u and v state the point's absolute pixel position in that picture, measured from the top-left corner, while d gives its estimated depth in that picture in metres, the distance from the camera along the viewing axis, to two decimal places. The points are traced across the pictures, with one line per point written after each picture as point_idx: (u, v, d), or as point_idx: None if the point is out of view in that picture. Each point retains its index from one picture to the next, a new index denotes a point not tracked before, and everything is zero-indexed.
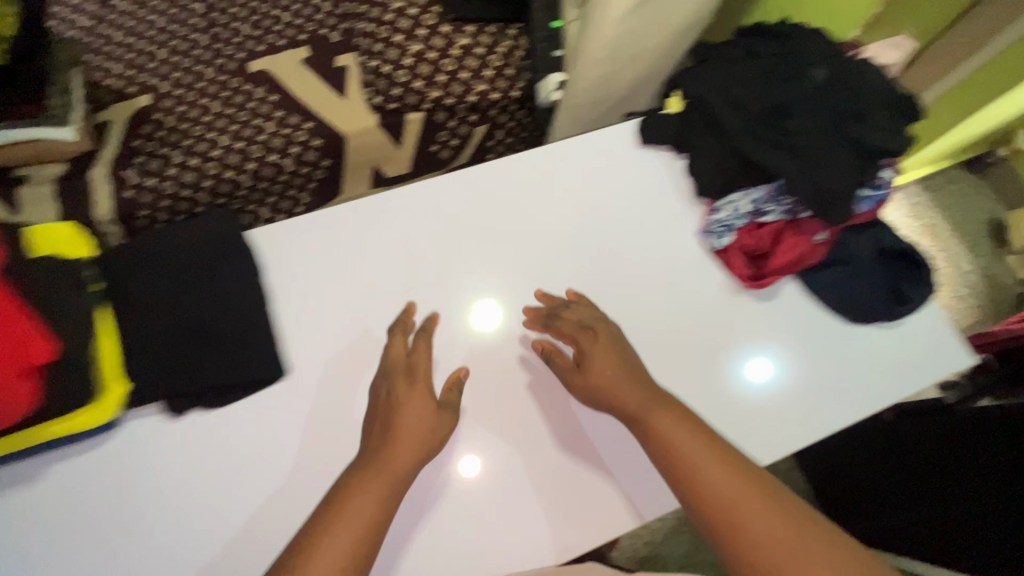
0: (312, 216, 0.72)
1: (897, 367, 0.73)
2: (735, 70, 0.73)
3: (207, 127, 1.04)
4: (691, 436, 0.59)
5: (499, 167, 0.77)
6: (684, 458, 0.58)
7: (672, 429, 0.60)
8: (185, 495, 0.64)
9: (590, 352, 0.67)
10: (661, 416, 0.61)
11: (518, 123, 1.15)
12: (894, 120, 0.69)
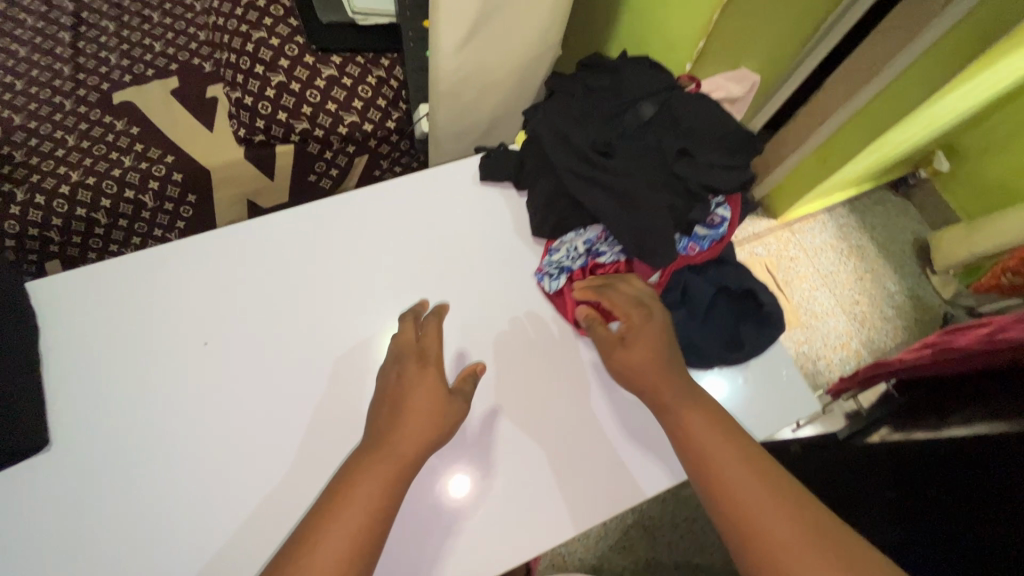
0: (110, 264, 0.67)
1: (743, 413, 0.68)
2: (570, 106, 0.70)
3: (58, 161, 0.97)
4: (721, 435, 0.55)
5: (327, 210, 0.73)
6: (708, 457, 0.53)
7: (697, 419, 0.56)
8: (145, 521, 0.59)
9: (639, 322, 0.62)
10: (694, 409, 0.56)
11: (403, 153, 1.11)
12: (728, 155, 0.66)
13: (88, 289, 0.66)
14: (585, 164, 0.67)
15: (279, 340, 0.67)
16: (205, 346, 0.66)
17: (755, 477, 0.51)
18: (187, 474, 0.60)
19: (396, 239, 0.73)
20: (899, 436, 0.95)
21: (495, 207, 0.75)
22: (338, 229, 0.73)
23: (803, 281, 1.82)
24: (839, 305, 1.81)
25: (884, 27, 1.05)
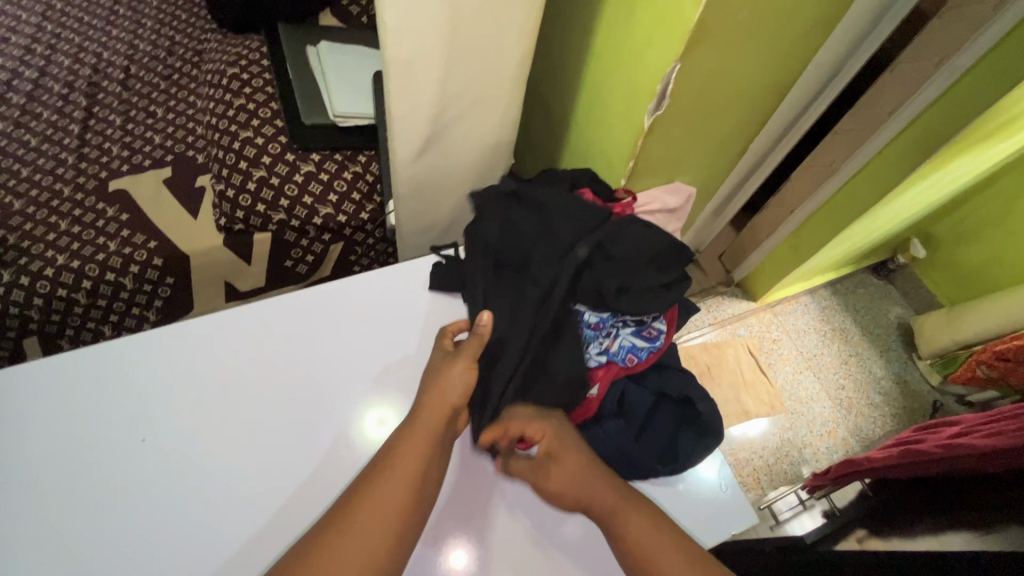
0: (57, 359, 0.68)
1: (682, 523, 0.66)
2: (500, 233, 0.73)
3: (49, 244, 1.04)
4: (651, 525, 0.57)
5: (280, 306, 0.76)
6: (640, 545, 0.56)
7: (640, 525, 0.57)
8: (163, 527, 0.62)
9: (562, 452, 0.61)
10: (629, 509, 0.58)
11: (377, 240, 1.16)
12: (659, 275, 0.69)
13: (33, 381, 0.67)
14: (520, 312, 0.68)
15: (217, 436, 0.67)
16: (142, 442, 0.65)
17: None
18: (116, 558, 0.60)
19: (348, 332, 0.76)
20: (865, 550, 0.89)
21: (446, 307, 0.79)
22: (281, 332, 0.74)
23: (785, 363, 1.78)
24: (823, 390, 1.76)
25: (838, 132, 1.12)
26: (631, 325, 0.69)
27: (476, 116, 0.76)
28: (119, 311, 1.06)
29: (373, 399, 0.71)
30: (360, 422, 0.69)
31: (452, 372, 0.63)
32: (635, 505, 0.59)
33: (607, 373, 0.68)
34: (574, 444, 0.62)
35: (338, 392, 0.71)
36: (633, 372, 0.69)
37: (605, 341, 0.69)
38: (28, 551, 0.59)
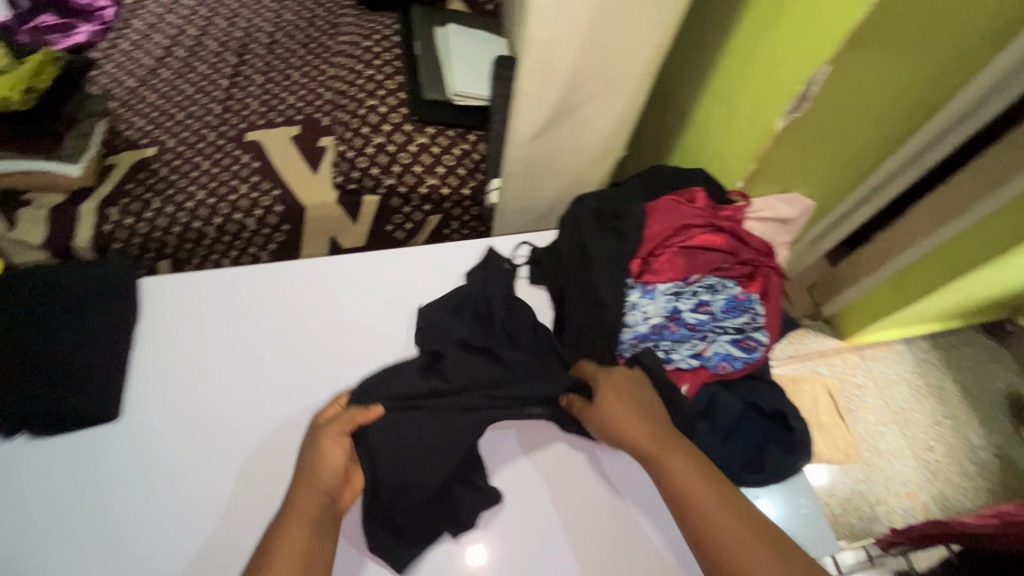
0: (197, 275, 0.74)
1: None
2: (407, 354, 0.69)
3: (192, 181, 1.17)
4: (690, 464, 0.55)
5: (391, 260, 0.78)
6: (682, 486, 0.54)
7: (683, 464, 0.55)
8: (238, 462, 0.64)
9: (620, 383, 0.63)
10: (674, 449, 0.56)
11: (471, 217, 1.20)
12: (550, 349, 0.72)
13: (180, 291, 0.74)
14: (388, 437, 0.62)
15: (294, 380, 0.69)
16: (259, 359, 0.70)
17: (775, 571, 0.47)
18: (187, 477, 0.63)
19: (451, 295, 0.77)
20: None
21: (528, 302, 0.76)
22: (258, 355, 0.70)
23: (867, 412, 1.65)
24: (908, 448, 1.62)
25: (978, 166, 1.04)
26: (730, 333, 0.67)
27: (600, 102, 0.77)
28: (239, 248, 1.18)
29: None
30: None
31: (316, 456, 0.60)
32: (701, 477, 0.54)
33: (696, 375, 0.67)
34: (636, 386, 0.63)
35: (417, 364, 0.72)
36: (722, 378, 0.68)
37: (698, 345, 0.67)
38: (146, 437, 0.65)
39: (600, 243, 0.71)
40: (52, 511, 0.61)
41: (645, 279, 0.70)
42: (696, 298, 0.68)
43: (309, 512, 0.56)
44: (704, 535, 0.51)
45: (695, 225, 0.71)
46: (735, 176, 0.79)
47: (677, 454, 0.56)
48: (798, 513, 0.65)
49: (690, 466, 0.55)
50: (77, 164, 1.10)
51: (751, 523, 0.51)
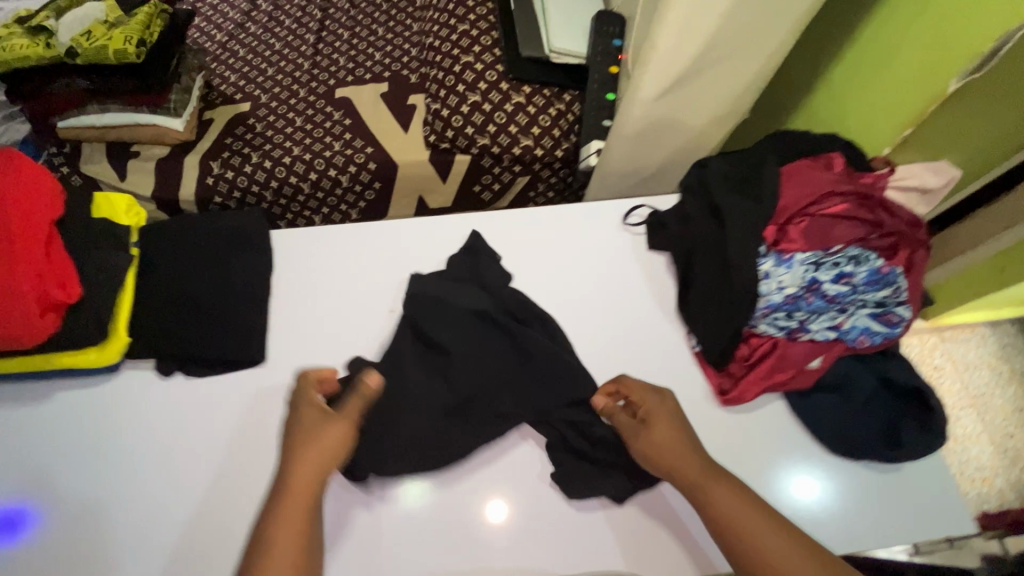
0: (326, 230, 0.77)
1: (887, 515, 0.64)
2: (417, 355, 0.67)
3: (286, 137, 1.18)
4: (734, 497, 0.56)
5: (508, 223, 0.80)
6: (733, 521, 0.54)
7: (728, 498, 0.55)
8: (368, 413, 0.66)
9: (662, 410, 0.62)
10: (718, 484, 0.56)
11: (560, 180, 1.18)
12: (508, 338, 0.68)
13: (311, 244, 0.76)
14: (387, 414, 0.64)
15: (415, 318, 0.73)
16: (388, 313, 0.73)
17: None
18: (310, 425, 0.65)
19: (567, 258, 0.78)
20: None
21: (647, 267, 0.76)
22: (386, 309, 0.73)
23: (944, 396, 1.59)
24: (987, 433, 1.56)
25: None
26: (870, 307, 0.66)
27: (735, 61, 0.74)
28: (332, 205, 1.19)
29: (580, 338, 0.73)
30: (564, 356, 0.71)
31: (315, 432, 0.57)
32: (751, 508, 0.55)
33: (832, 348, 0.66)
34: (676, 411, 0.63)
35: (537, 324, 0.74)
36: (858, 352, 0.67)
37: (836, 317, 0.66)
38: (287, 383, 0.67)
39: (737, 208, 0.68)
40: (179, 455, 0.63)
41: (782, 248, 0.67)
42: (837, 270, 0.65)
43: (308, 479, 0.55)
44: (764, 571, 0.52)
45: (839, 192, 0.68)
46: (879, 142, 0.76)
47: (722, 489, 0.56)
48: (929, 490, 0.65)
49: (737, 499, 0.55)
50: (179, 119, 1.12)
51: (806, 548, 0.52)
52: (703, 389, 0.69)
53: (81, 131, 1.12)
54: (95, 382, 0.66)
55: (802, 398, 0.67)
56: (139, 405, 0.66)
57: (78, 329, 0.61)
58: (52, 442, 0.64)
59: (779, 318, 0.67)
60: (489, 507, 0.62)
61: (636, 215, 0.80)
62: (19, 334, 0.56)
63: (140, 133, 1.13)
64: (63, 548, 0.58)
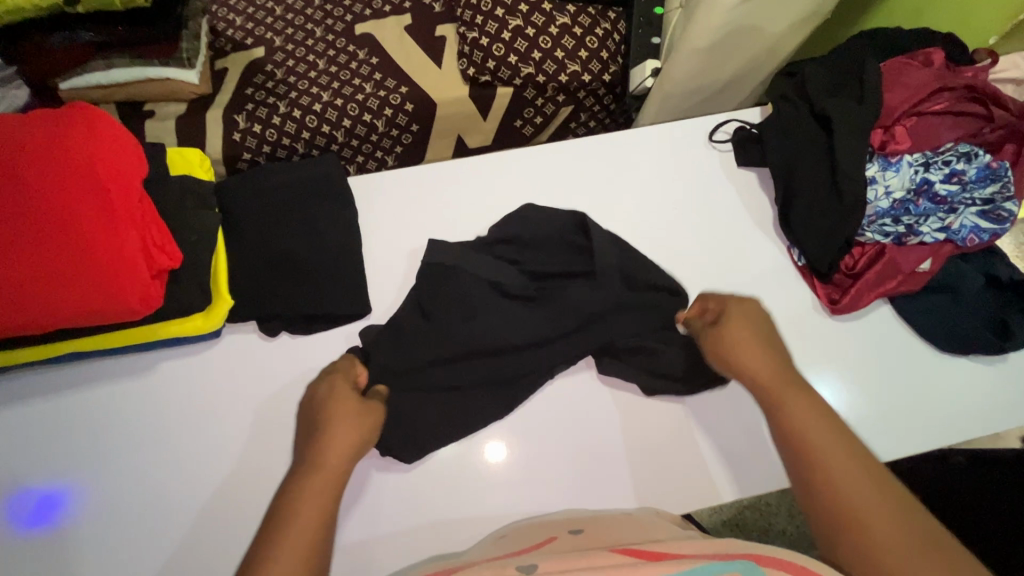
0: (401, 172, 0.75)
1: (999, 406, 0.66)
2: (472, 296, 0.65)
3: (311, 82, 1.05)
4: (817, 417, 0.52)
5: (587, 150, 0.77)
6: (805, 438, 0.51)
7: (806, 413, 0.52)
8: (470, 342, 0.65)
9: (740, 313, 0.62)
10: (795, 397, 0.54)
11: (603, 109, 1.11)
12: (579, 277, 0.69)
13: (390, 186, 0.75)
14: (460, 381, 0.64)
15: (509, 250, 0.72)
16: None
17: (899, 521, 0.44)
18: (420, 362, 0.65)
19: (651, 183, 0.76)
20: None
21: (739, 184, 0.75)
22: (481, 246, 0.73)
23: None
24: None
25: None
26: (978, 205, 0.65)
27: None
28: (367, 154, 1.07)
29: (679, 263, 0.72)
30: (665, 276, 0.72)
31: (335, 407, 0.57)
32: (830, 426, 0.51)
33: (940, 250, 0.66)
34: (755, 316, 0.62)
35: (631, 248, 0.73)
36: (963, 251, 0.67)
37: (946, 218, 0.65)
38: (395, 339, 0.65)
39: (845, 112, 0.66)
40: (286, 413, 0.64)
41: (889, 151, 0.66)
42: (947, 168, 0.65)
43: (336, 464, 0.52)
44: (818, 478, 0.48)
45: (948, 87, 0.66)
46: (985, 32, 0.73)
47: (799, 401, 0.53)
48: None
49: (815, 414, 0.52)
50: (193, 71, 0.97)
51: (874, 472, 0.47)
52: (807, 303, 0.70)
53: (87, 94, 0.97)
54: (198, 350, 0.67)
55: (909, 300, 0.69)
56: (229, 376, 0.66)
57: (186, 296, 0.61)
58: (153, 417, 0.64)
59: (885, 224, 0.66)
60: (497, 456, 0.64)
61: (721, 132, 0.77)
62: (128, 306, 0.56)
63: (150, 91, 0.98)
64: (200, 512, 0.61)
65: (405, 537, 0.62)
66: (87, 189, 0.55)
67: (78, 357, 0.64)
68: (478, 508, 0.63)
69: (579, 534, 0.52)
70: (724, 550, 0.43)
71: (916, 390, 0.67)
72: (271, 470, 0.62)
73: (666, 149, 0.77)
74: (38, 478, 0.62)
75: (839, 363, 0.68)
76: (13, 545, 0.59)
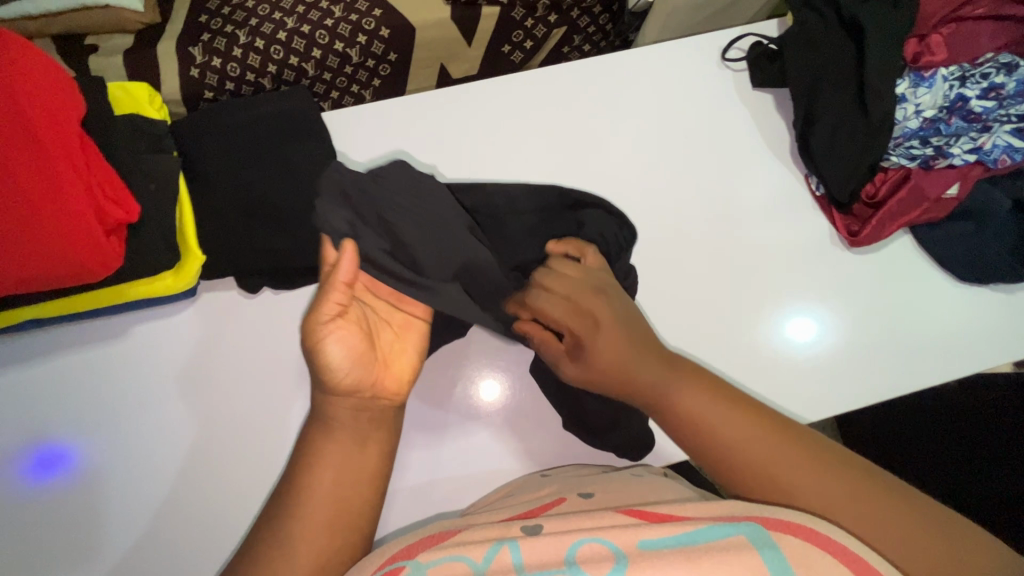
0: (381, 105, 0.68)
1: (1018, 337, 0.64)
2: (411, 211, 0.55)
3: (273, 6, 0.89)
4: (709, 397, 0.47)
5: (585, 75, 0.69)
6: (698, 424, 0.46)
7: (699, 396, 0.47)
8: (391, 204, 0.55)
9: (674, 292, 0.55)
10: (690, 392, 0.47)
11: (600, 29, 1.00)
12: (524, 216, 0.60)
13: (369, 124, 0.67)
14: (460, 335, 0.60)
15: None
16: None
17: (819, 493, 0.42)
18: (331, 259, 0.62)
19: (660, 110, 0.69)
20: None
21: (754, 108, 0.69)
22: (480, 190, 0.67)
23: None
24: None
25: None
26: (1014, 122, 0.59)
27: None
28: (343, 88, 0.95)
29: (689, 199, 0.67)
30: (674, 216, 0.66)
31: (325, 343, 0.48)
32: (719, 404, 0.47)
33: (969, 173, 0.62)
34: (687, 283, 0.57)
35: (637, 184, 0.67)
36: (993, 173, 0.62)
37: (978, 137, 0.60)
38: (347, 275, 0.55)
39: (877, 18, 0.59)
40: (277, 375, 0.61)
41: (923, 64, 0.60)
42: (985, 82, 0.59)
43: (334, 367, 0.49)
44: (722, 456, 0.45)
45: None
46: None
47: (693, 389, 0.48)
48: None
49: (700, 395, 0.47)
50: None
51: (799, 455, 0.44)
52: (826, 237, 0.66)
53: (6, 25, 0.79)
54: (173, 311, 0.62)
55: (931, 229, 0.65)
56: (214, 338, 0.61)
57: (150, 251, 0.56)
58: (131, 386, 0.60)
59: (913, 147, 0.61)
60: (474, 449, 0.61)
61: (735, 50, 0.70)
62: (82, 265, 0.50)
63: (84, 22, 0.82)
64: (192, 482, 0.58)
65: (408, 492, 0.60)
66: (16, 133, 0.47)
67: (44, 324, 0.59)
68: (469, 459, 0.61)
69: (590, 498, 0.49)
70: (730, 510, 0.41)
71: (932, 324, 0.64)
72: (264, 437, 0.59)
73: (676, 73, 0.70)
74: (29, 434, 0.58)
75: (856, 296, 0.65)
76: (8, 504, 0.57)
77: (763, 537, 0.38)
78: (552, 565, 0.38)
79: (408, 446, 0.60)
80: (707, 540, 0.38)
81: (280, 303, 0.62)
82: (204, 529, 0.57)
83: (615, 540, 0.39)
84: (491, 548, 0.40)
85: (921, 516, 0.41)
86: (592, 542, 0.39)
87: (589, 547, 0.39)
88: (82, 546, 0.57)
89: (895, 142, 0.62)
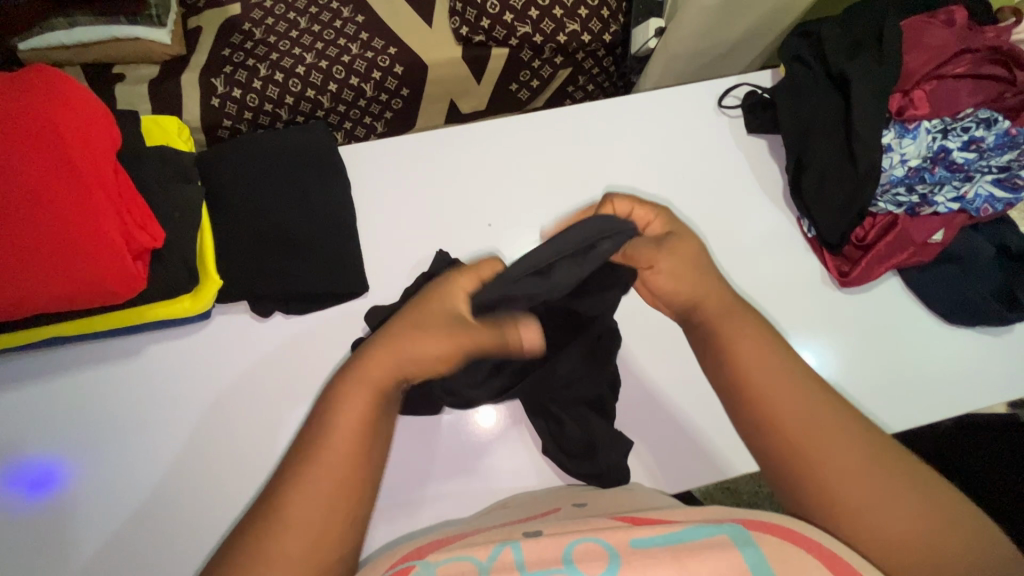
0: (394, 140, 0.71)
1: (1002, 377, 0.66)
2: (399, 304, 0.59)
3: (293, 42, 0.93)
4: (754, 343, 0.46)
5: (589, 116, 0.73)
6: (736, 361, 0.46)
7: (745, 340, 0.46)
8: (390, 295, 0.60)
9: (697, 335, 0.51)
10: (731, 328, 0.47)
11: (603, 70, 1.05)
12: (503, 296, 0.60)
13: (381, 158, 0.70)
14: None
15: (513, 222, 0.70)
16: (489, 227, 0.70)
17: (844, 448, 0.41)
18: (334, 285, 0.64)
19: (658, 150, 0.72)
20: None
21: (749, 152, 0.73)
22: (485, 223, 0.70)
23: None
24: None
25: None
26: (994, 173, 0.63)
27: None
28: (356, 120, 0.99)
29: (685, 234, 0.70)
30: None
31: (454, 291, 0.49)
32: (766, 352, 0.46)
33: (953, 220, 0.65)
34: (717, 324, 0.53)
35: None
36: (974, 221, 0.66)
37: (960, 186, 0.63)
38: None
39: (865, 72, 0.62)
40: (281, 397, 0.62)
41: (907, 117, 0.64)
42: (966, 136, 0.63)
43: (379, 380, 0.45)
44: (754, 402, 0.44)
45: (970, 49, 0.63)
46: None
47: (736, 334, 0.47)
48: None
49: (746, 339, 0.46)
50: (164, 29, 0.86)
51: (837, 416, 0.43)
52: (815, 274, 0.69)
53: (41, 55, 0.84)
54: (183, 332, 0.64)
55: (918, 271, 0.68)
56: (222, 358, 0.63)
57: (169, 271, 0.58)
58: (137, 403, 0.61)
59: (899, 193, 0.64)
60: (471, 472, 0.62)
61: (731, 97, 0.74)
62: (104, 283, 0.52)
63: (114, 53, 0.86)
64: (190, 496, 0.59)
65: (403, 513, 0.61)
66: (54, 159, 0.51)
67: (56, 343, 0.61)
68: (464, 482, 0.62)
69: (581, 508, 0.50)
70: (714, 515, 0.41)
71: (918, 361, 0.66)
72: (265, 454, 0.61)
73: (674, 116, 0.73)
74: (37, 449, 0.59)
75: (845, 331, 0.67)
76: (7, 520, 0.57)
77: (742, 538, 0.38)
78: (551, 562, 0.38)
79: (407, 467, 0.62)
80: (693, 538, 0.39)
81: (287, 326, 0.64)
82: (204, 549, 0.58)
83: (610, 539, 0.39)
84: (495, 549, 0.40)
85: (938, 496, 0.40)
86: (587, 540, 0.39)
87: (584, 545, 0.39)
88: (77, 563, 0.57)
89: (883, 188, 0.65)
